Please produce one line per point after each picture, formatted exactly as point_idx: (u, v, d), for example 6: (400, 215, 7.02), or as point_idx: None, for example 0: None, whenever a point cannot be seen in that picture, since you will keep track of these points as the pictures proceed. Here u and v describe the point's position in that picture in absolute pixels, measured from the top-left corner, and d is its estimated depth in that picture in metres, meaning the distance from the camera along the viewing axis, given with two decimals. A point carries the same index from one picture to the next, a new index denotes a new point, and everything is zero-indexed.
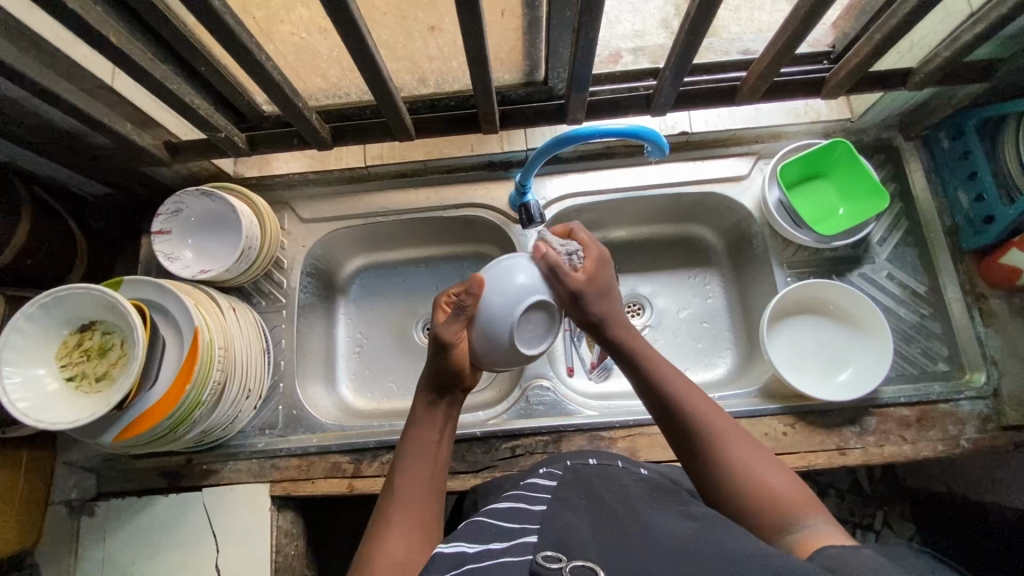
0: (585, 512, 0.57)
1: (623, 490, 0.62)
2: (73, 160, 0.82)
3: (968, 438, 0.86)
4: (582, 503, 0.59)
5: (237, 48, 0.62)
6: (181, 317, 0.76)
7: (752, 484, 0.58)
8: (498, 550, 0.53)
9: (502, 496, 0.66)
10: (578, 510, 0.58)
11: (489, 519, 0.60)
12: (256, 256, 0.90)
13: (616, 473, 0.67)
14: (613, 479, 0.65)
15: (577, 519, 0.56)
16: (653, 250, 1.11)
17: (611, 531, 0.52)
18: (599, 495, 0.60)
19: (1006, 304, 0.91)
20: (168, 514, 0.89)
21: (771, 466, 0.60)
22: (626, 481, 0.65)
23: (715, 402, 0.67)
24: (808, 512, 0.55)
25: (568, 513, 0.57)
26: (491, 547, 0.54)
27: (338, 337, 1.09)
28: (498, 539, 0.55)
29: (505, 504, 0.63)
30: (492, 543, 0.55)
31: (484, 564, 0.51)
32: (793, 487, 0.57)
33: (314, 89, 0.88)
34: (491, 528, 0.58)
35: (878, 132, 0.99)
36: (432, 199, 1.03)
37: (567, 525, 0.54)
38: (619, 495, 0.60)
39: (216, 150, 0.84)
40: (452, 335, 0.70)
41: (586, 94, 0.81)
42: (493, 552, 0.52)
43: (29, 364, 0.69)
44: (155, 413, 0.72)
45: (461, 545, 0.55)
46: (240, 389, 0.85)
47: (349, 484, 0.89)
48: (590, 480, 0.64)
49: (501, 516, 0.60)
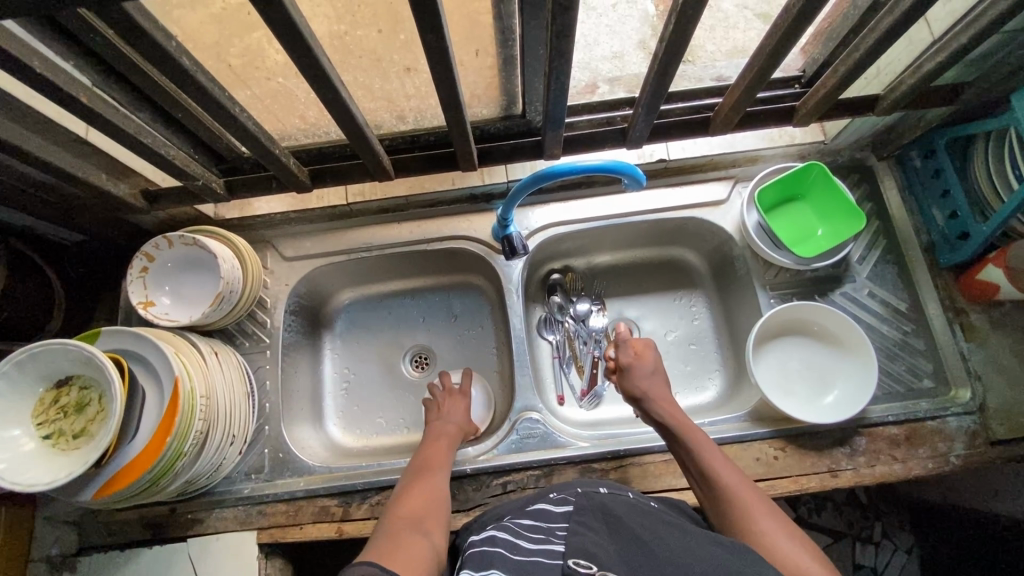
0: (607, 532, 0.61)
1: (642, 514, 0.63)
2: (46, 211, 0.81)
3: (957, 455, 0.86)
4: (601, 525, 0.62)
5: (210, 102, 0.62)
6: (161, 367, 0.75)
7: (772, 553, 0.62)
8: (531, 550, 0.59)
9: (528, 508, 0.70)
10: (601, 530, 0.61)
11: (520, 523, 0.65)
12: (238, 299, 0.90)
13: (630, 499, 0.68)
14: (630, 503, 0.66)
15: (600, 536, 0.60)
16: (638, 274, 1.12)
17: (633, 549, 0.57)
18: (620, 520, 0.62)
19: (986, 318, 0.92)
20: (154, 567, 0.87)
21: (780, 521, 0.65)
22: (641, 505, 0.66)
23: (745, 476, 0.71)
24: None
25: (590, 530, 0.61)
26: (523, 544, 0.60)
27: (325, 374, 1.08)
28: (528, 538, 0.61)
29: (530, 518, 0.67)
30: (522, 541, 0.61)
31: (516, 560, 0.57)
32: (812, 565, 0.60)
33: (293, 130, 0.89)
34: (522, 530, 0.63)
35: (852, 153, 1.01)
36: (415, 233, 1.03)
37: (592, 540, 0.58)
38: (640, 518, 0.62)
39: (194, 196, 0.83)
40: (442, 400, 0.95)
41: (561, 130, 0.82)
42: (524, 552, 0.59)
43: (5, 426, 0.67)
44: (135, 468, 0.70)
45: (495, 534, 0.64)
46: (222, 436, 0.83)
47: (338, 528, 0.87)
48: (609, 505, 0.65)
49: (527, 524, 0.65)
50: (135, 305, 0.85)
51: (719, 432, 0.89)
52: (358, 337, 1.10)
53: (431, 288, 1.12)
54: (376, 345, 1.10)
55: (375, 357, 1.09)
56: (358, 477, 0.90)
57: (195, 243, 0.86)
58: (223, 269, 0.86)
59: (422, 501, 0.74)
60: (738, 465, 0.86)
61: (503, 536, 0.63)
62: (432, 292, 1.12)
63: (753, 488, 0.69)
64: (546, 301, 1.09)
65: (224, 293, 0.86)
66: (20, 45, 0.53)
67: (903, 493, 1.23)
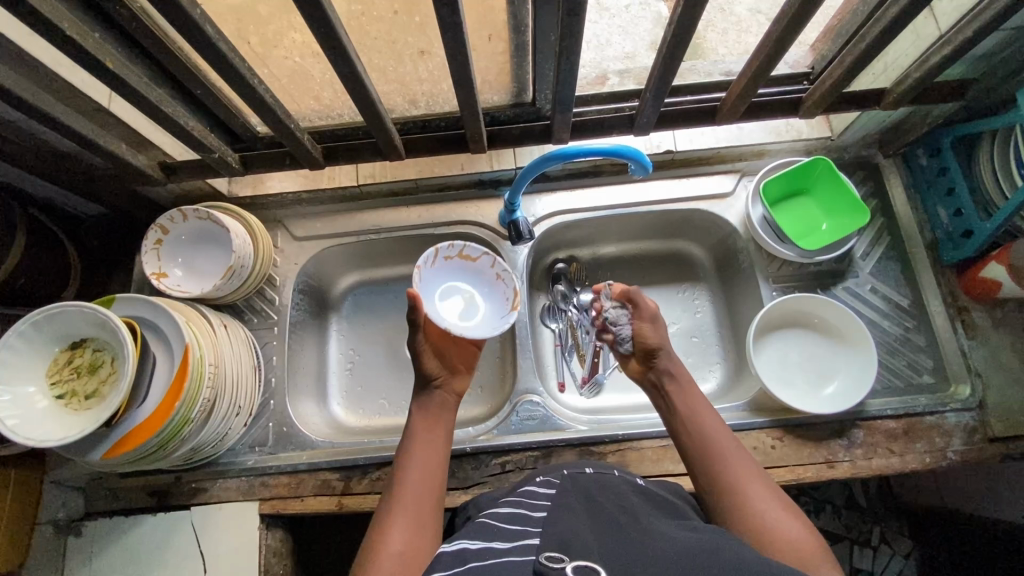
0: (585, 517, 0.58)
1: (623, 499, 0.62)
2: (67, 180, 0.83)
3: (955, 450, 0.87)
4: (580, 509, 0.60)
5: (230, 73, 0.64)
6: (171, 334, 0.77)
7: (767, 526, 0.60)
8: (502, 549, 0.54)
9: (504, 501, 0.67)
10: (579, 516, 0.58)
11: (492, 521, 0.60)
12: (249, 274, 0.92)
13: (613, 482, 0.67)
14: (610, 488, 0.66)
15: (577, 521, 0.56)
16: (642, 266, 1.13)
17: (613, 537, 0.53)
18: (599, 505, 0.61)
19: (987, 317, 0.92)
20: (158, 533, 0.89)
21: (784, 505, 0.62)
22: (623, 489, 0.66)
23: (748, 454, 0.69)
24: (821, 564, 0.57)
25: (568, 518, 0.57)
26: (494, 546, 0.55)
27: (330, 354, 1.09)
28: (500, 538, 0.56)
29: (505, 510, 0.63)
30: (496, 540, 0.56)
31: (486, 562, 0.52)
32: (809, 542, 0.59)
33: (307, 111, 0.91)
34: (493, 528, 0.58)
35: (858, 150, 1.01)
36: (423, 217, 1.04)
37: (570, 529, 0.54)
38: (618, 503, 0.61)
39: (210, 170, 0.85)
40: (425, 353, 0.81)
41: (570, 115, 0.83)
42: (495, 553, 0.53)
43: (20, 382, 0.69)
44: (144, 430, 0.72)
45: (464, 542, 0.56)
46: (230, 405, 0.85)
47: (339, 501, 0.89)
48: (590, 488, 0.65)
49: (501, 518, 0.61)
50: (149, 276, 0.87)
51: None
52: (364, 319, 1.12)
53: None
54: (381, 327, 1.12)
55: (380, 340, 1.11)
56: (360, 452, 0.91)
57: (208, 216, 0.89)
58: (234, 244, 0.88)
59: (422, 475, 0.70)
60: None
61: (472, 545, 0.56)
62: None
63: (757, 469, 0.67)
64: (550, 289, 1.10)
65: (235, 267, 0.88)
66: (52, 8, 0.55)
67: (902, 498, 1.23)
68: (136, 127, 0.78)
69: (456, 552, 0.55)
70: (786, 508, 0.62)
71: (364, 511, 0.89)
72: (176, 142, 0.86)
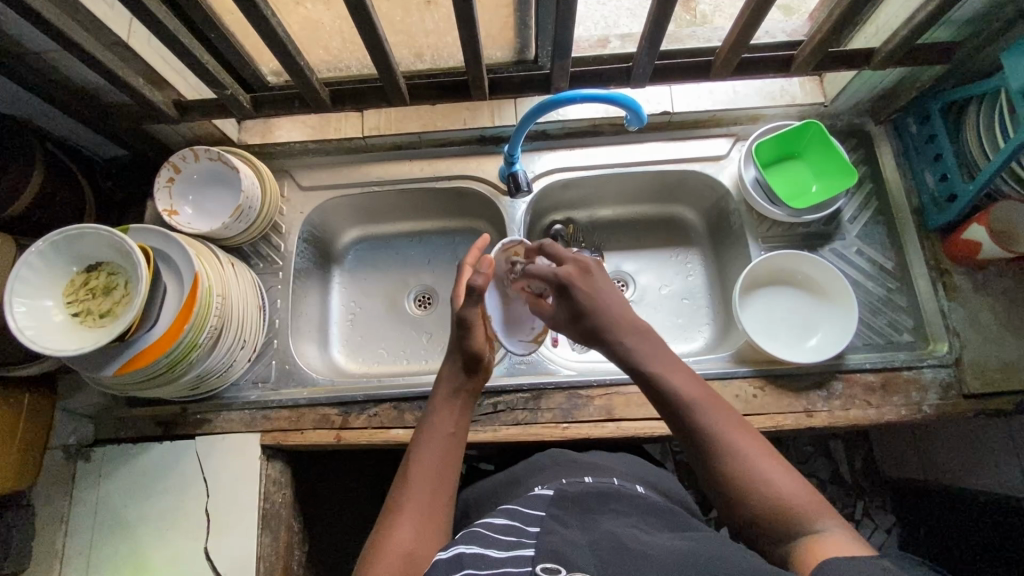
0: (581, 531, 0.58)
1: (620, 516, 0.63)
2: (86, 115, 0.87)
3: (930, 404, 0.90)
4: (575, 523, 0.60)
5: (246, 2, 0.68)
6: (182, 264, 0.81)
7: (762, 484, 0.59)
8: (499, 557, 0.54)
9: (497, 511, 0.66)
10: (575, 530, 0.59)
11: (485, 529, 0.60)
12: (256, 217, 0.96)
13: (613, 496, 0.68)
14: (605, 500, 0.67)
15: (574, 534, 0.57)
16: (637, 229, 1.16)
17: (611, 551, 0.54)
18: (594, 520, 0.61)
19: (969, 280, 0.95)
20: (162, 460, 0.93)
21: (779, 465, 0.61)
22: (618, 502, 0.67)
23: (718, 399, 0.67)
24: (819, 513, 0.57)
25: (563, 529, 0.58)
26: (490, 553, 0.55)
27: (333, 305, 1.13)
28: (497, 546, 0.57)
29: (500, 519, 0.62)
30: (492, 547, 0.56)
31: (481, 570, 0.52)
32: (802, 491, 0.59)
33: (317, 61, 0.94)
34: (487, 536, 0.59)
35: (851, 118, 1.04)
36: (426, 170, 1.07)
37: (564, 539, 0.56)
38: (612, 519, 0.62)
39: (223, 110, 0.89)
40: (473, 314, 0.78)
41: (569, 62, 0.85)
42: (491, 561, 0.54)
43: (39, 296, 0.74)
44: (154, 350, 0.76)
45: (460, 548, 0.57)
46: (236, 338, 0.89)
47: (337, 434, 0.93)
48: (587, 502, 0.65)
49: (496, 527, 0.61)
50: (161, 211, 0.91)
51: (702, 368, 0.93)
52: (366, 272, 1.16)
53: (438, 230, 1.17)
54: (383, 281, 1.15)
55: (380, 293, 1.15)
56: (359, 390, 0.95)
57: (218, 158, 0.92)
58: (243, 185, 0.92)
59: (434, 473, 0.69)
60: None
61: (468, 550, 0.56)
62: (439, 235, 1.17)
63: (731, 413, 0.66)
64: None
65: (243, 207, 0.92)
66: None
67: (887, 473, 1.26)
68: (151, 62, 0.81)
69: (451, 557, 0.55)
70: (784, 470, 0.60)
71: (362, 445, 0.93)
72: (191, 83, 0.90)
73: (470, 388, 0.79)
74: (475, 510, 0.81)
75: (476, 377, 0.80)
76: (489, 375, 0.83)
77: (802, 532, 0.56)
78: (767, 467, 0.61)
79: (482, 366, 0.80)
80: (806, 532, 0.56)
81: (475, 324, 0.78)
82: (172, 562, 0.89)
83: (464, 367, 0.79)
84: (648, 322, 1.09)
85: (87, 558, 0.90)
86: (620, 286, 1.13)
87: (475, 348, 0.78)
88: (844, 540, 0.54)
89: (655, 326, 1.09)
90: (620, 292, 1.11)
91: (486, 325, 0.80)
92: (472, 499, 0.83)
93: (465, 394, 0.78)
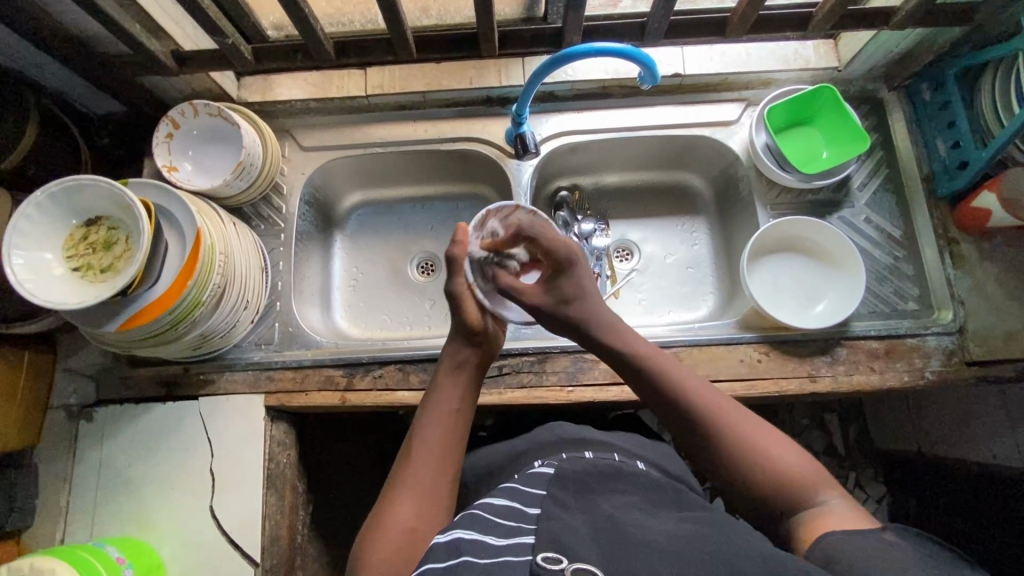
0: (582, 515, 0.57)
1: (623, 495, 0.62)
2: (82, 66, 0.85)
3: (932, 370, 0.90)
4: (575, 506, 0.59)
5: None
6: (183, 220, 0.79)
7: (762, 461, 0.59)
8: (498, 546, 0.53)
9: (498, 489, 0.65)
10: (575, 514, 0.57)
11: (484, 510, 0.59)
12: (258, 175, 0.94)
13: (617, 472, 0.67)
14: (609, 479, 0.66)
15: (575, 520, 0.56)
16: (644, 197, 1.15)
17: (611, 536, 0.52)
18: (594, 501, 0.60)
19: (976, 249, 0.94)
20: (165, 420, 0.92)
21: (775, 440, 0.61)
22: (623, 480, 0.66)
23: (705, 384, 0.66)
24: (816, 484, 0.58)
25: (563, 514, 0.57)
26: (489, 538, 0.54)
27: (334, 269, 1.12)
28: (496, 532, 0.55)
29: (501, 499, 0.62)
30: (491, 533, 0.55)
31: (481, 560, 0.51)
32: (800, 463, 0.59)
33: (321, 16, 0.93)
34: (487, 520, 0.57)
35: (863, 84, 1.03)
36: (430, 131, 1.05)
37: (565, 526, 0.54)
38: (614, 502, 0.60)
39: (225, 62, 0.87)
40: (458, 288, 0.78)
41: (582, 14, 0.82)
42: (491, 550, 0.52)
43: (37, 248, 0.72)
44: (157, 306, 0.75)
45: (458, 532, 0.55)
46: (238, 298, 0.88)
47: (342, 396, 0.93)
48: (589, 481, 0.64)
49: (497, 508, 0.60)
50: (160, 168, 0.91)
51: (708, 333, 0.93)
52: (367, 238, 1.14)
53: (441, 195, 1.15)
54: (385, 245, 1.14)
55: (383, 259, 1.13)
56: (364, 351, 0.95)
57: (218, 113, 0.91)
58: (244, 142, 0.90)
59: (436, 453, 0.68)
60: (722, 364, 0.91)
61: (467, 534, 0.55)
62: (442, 201, 1.15)
63: (719, 397, 0.65)
64: (552, 215, 1.12)
65: (244, 164, 0.89)
66: None
67: (881, 445, 1.27)
68: (149, 8, 0.78)
69: (450, 542, 0.54)
70: (782, 445, 0.60)
71: (366, 406, 0.93)
72: (189, 33, 0.87)
73: (475, 361, 0.77)
74: (483, 469, 0.81)
75: (480, 350, 0.78)
76: (496, 348, 0.81)
77: (806, 508, 0.56)
78: (766, 445, 0.60)
79: (485, 338, 0.78)
80: (811, 505, 0.56)
81: (463, 295, 0.78)
82: (175, 520, 0.89)
83: (467, 340, 0.77)
84: (653, 291, 1.09)
85: (90, 518, 0.90)
86: (625, 255, 1.12)
87: (469, 321, 0.77)
88: (848, 514, 0.54)
89: (660, 295, 1.08)
90: (625, 260, 1.11)
91: (475, 297, 0.79)
92: (480, 459, 0.83)
93: (469, 367, 0.76)
